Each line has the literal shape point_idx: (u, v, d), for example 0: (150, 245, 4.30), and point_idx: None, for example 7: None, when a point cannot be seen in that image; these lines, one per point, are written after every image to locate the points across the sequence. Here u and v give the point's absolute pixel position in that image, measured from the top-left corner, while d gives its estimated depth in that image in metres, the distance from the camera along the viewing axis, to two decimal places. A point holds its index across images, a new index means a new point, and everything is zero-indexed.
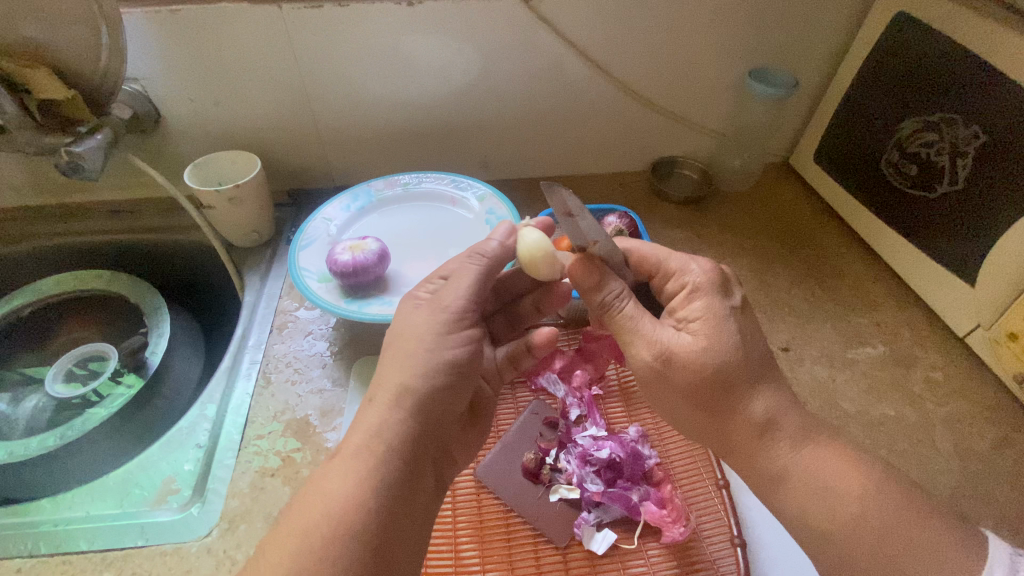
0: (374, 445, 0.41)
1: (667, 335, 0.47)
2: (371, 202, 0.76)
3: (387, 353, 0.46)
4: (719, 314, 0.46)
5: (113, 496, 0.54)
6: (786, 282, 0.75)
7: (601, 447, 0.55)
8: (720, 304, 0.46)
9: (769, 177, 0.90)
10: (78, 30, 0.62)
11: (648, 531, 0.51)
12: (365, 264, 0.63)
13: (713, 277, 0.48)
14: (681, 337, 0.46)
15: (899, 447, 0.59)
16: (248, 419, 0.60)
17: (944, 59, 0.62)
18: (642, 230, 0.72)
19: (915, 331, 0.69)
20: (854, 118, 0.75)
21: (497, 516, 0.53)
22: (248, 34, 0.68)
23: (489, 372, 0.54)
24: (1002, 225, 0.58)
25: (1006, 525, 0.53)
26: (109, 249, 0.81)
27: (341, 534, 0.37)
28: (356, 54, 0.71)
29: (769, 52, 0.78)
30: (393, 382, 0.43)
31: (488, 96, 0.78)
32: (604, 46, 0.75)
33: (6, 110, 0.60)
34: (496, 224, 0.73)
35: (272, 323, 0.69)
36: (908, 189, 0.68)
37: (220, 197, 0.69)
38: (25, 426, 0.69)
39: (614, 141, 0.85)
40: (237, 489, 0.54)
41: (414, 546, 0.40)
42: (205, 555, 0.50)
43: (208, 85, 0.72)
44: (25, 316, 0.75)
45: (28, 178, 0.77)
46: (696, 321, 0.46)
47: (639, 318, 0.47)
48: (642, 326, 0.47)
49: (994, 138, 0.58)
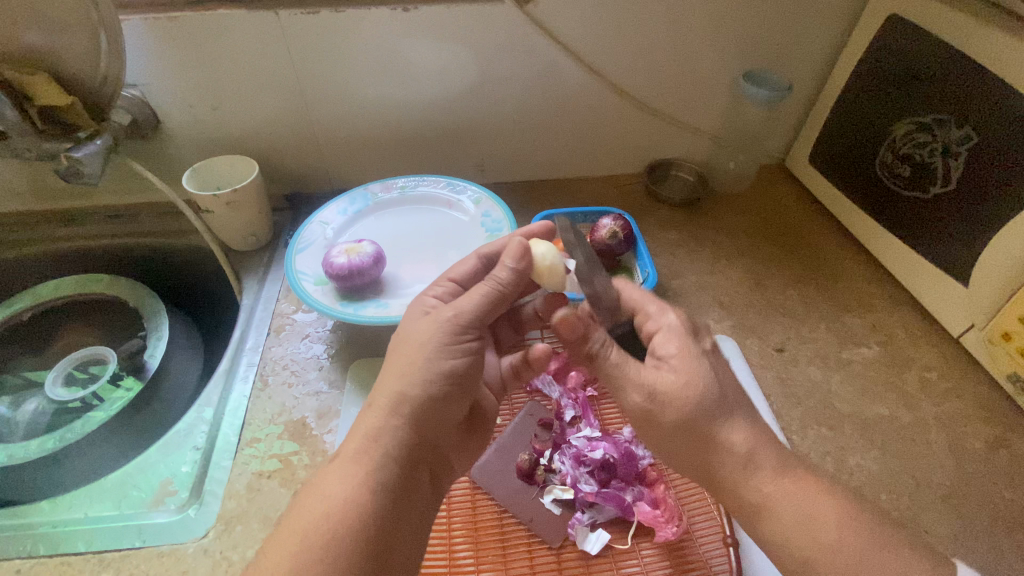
0: (367, 443, 0.42)
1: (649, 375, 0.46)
2: (367, 205, 0.77)
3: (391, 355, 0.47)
4: (693, 355, 0.46)
5: (110, 498, 0.55)
6: (781, 283, 0.75)
7: (595, 448, 0.55)
8: (692, 346, 0.47)
9: (765, 180, 0.90)
10: (79, 38, 0.63)
11: (642, 531, 0.52)
12: (361, 266, 0.64)
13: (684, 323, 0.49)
14: (663, 375, 0.46)
15: (893, 447, 0.59)
16: (244, 421, 0.60)
17: (935, 62, 0.63)
18: (637, 232, 0.72)
19: (909, 331, 0.70)
20: (848, 120, 0.75)
21: (492, 516, 0.53)
22: (246, 40, 0.69)
23: (492, 384, 0.57)
24: (995, 225, 0.58)
25: (1000, 525, 0.53)
26: (107, 253, 0.82)
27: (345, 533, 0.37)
28: (353, 58, 0.72)
29: (763, 55, 0.79)
30: (393, 382, 0.44)
31: (484, 99, 0.79)
32: (598, 49, 0.75)
33: (7, 115, 0.60)
34: (491, 226, 0.73)
35: (269, 326, 0.69)
36: (902, 191, 0.68)
37: (218, 201, 0.70)
38: (25, 428, 0.69)
39: (610, 143, 0.86)
40: (234, 491, 0.55)
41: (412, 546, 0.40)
42: (202, 555, 0.51)
43: (205, 90, 0.73)
44: (26, 320, 0.76)
45: (29, 183, 0.78)
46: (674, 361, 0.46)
47: (624, 363, 0.47)
48: (629, 370, 0.47)
49: (985, 138, 0.58)
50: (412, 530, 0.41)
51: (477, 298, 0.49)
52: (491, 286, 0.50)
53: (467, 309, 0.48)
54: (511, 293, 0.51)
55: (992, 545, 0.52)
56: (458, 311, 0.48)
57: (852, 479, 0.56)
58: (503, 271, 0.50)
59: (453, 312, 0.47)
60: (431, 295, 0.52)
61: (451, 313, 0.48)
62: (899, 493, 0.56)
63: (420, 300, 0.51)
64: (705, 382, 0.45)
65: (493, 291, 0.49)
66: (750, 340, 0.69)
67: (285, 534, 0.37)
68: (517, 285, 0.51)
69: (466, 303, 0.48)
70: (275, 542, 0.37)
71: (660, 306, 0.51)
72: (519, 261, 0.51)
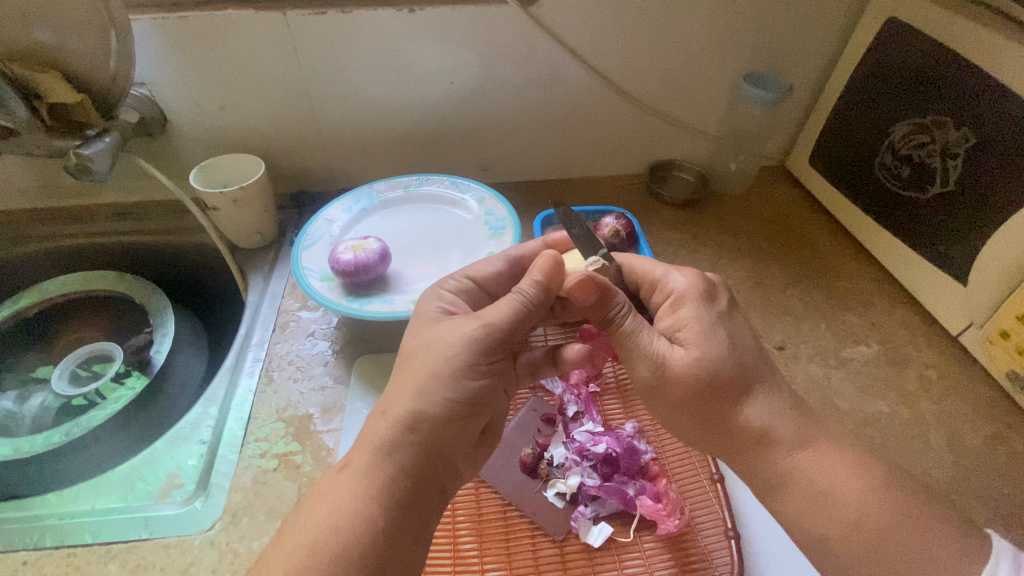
0: (371, 449, 0.42)
1: (662, 346, 0.50)
2: (372, 204, 0.77)
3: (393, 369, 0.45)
4: (704, 322, 0.51)
5: (118, 491, 0.55)
6: (782, 282, 0.76)
7: (598, 442, 0.56)
8: (704, 313, 0.51)
9: (765, 180, 0.91)
10: (88, 37, 0.64)
11: (645, 525, 0.52)
12: (367, 262, 0.65)
13: (696, 288, 0.53)
14: (675, 349, 0.50)
15: (893, 442, 0.60)
16: (250, 416, 0.61)
17: (932, 64, 0.64)
18: (639, 231, 0.73)
19: (908, 329, 0.70)
20: (848, 122, 0.76)
21: (495, 510, 0.53)
22: (255, 40, 0.70)
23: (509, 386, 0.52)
24: (994, 225, 0.59)
25: (999, 520, 0.54)
26: (112, 251, 0.83)
27: (357, 537, 0.38)
28: (358, 59, 0.73)
29: (763, 58, 0.80)
30: (403, 399, 0.43)
31: (487, 100, 0.80)
32: (602, 52, 0.76)
33: (16, 113, 0.61)
34: (495, 224, 0.74)
35: (275, 322, 0.70)
36: (901, 191, 0.69)
37: (225, 199, 0.71)
38: (31, 423, 0.70)
39: (613, 144, 0.87)
40: (240, 484, 0.55)
41: (418, 553, 0.40)
42: (208, 547, 0.51)
43: (211, 88, 0.74)
44: (33, 315, 0.77)
45: (35, 181, 0.79)
46: (685, 331, 0.51)
47: (639, 331, 0.50)
48: (641, 338, 0.50)
49: (984, 141, 0.59)
50: (418, 536, 0.41)
51: (507, 310, 0.47)
52: (517, 300, 0.48)
53: (497, 321, 0.46)
54: (536, 313, 0.49)
55: None
56: (487, 323, 0.46)
57: None
58: (529, 286, 0.49)
59: (483, 325, 0.46)
60: (443, 288, 0.53)
61: (480, 326, 0.46)
62: None
63: (436, 299, 0.51)
64: (714, 350, 0.49)
65: (518, 304, 0.47)
66: None
67: (292, 543, 0.38)
68: (541, 303, 0.50)
69: (495, 316, 0.46)
70: (292, 541, 0.38)
71: (666, 271, 0.56)
72: (545, 275, 0.49)
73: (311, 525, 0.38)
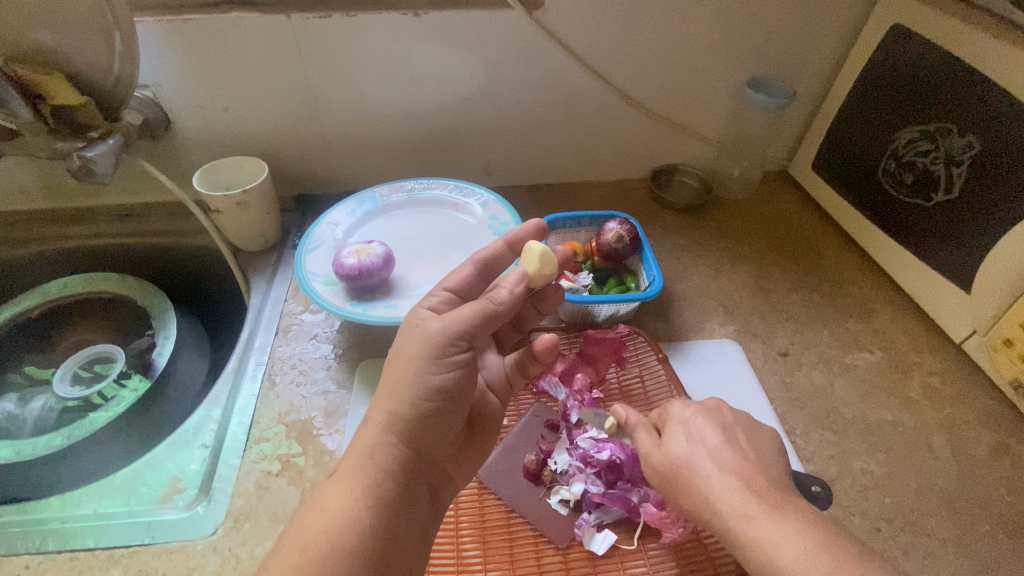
0: (375, 458, 0.42)
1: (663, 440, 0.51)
2: (376, 207, 0.77)
3: (397, 375, 0.45)
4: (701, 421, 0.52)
5: (120, 495, 0.55)
6: (785, 288, 0.76)
7: (602, 449, 0.56)
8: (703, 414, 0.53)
9: (768, 185, 0.91)
10: (92, 39, 0.64)
11: (648, 532, 0.52)
12: (371, 267, 0.65)
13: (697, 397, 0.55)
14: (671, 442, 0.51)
15: (895, 450, 0.60)
16: (253, 420, 0.61)
17: (937, 72, 0.64)
18: (643, 236, 0.72)
19: (912, 336, 0.70)
20: (852, 129, 0.76)
21: (499, 516, 0.53)
22: (259, 43, 0.70)
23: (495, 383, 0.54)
24: (997, 234, 0.59)
25: (1001, 528, 0.54)
26: (115, 252, 0.83)
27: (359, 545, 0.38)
28: (362, 62, 0.73)
29: (767, 63, 0.80)
30: (389, 398, 0.43)
31: (491, 103, 0.79)
32: (606, 57, 0.76)
33: (19, 114, 0.61)
34: (499, 228, 0.74)
35: (278, 325, 0.70)
36: (905, 198, 0.69)
37: (229, 201, 0.71)
38: (33, 424, 0.70)
39: (617, 148, 0.87)
40: (243, 489, 0.55)
41: None
42: (211, 552, 0.51)
43: (215, 90, 0.74)
44: (35, 317, 0.77)
45: (38, 181, 0.79)
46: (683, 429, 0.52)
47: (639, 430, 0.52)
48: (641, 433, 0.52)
49: (988, 149, 0.59)
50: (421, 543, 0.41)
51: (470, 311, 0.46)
52: (485, 304, 0.47)
53: (455, 318, 0.46)
54: (504, 315, 0.48)
55: (994, 548, 0.53)
56: (447, 322, 0.45)
57: (854, 483, 0.57)
58: (503, 294, 0.48)
59: (443, 324, 0.45)
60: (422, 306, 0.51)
61: (439, 324, 0.45)
62: (902, 497, 0.56)
63: (416, 311, 0.49)
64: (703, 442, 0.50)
65: (484, 308, 0.47)
66: (754, 344, 0.69)
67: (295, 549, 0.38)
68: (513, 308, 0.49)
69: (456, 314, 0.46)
70: (295, 548, 0.38)
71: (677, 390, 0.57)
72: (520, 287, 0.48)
73: (316, 532, 0.38)
